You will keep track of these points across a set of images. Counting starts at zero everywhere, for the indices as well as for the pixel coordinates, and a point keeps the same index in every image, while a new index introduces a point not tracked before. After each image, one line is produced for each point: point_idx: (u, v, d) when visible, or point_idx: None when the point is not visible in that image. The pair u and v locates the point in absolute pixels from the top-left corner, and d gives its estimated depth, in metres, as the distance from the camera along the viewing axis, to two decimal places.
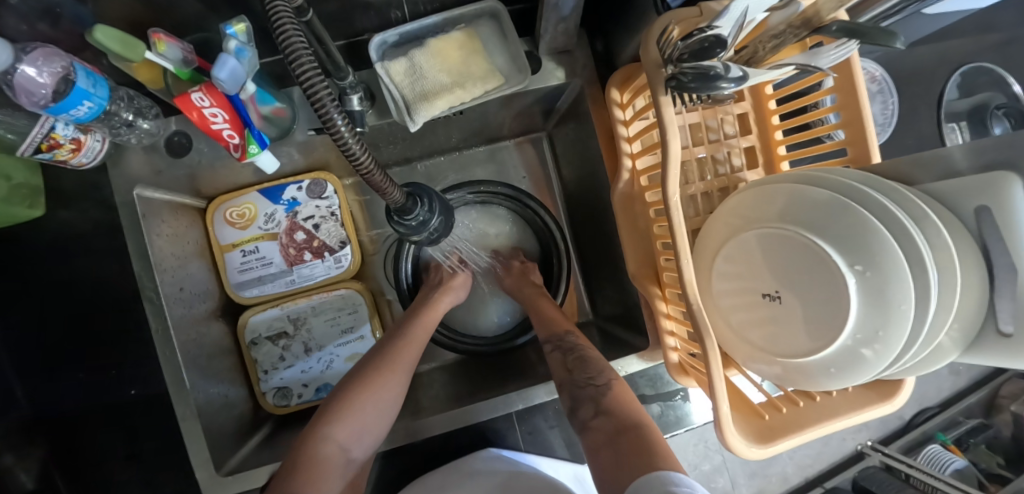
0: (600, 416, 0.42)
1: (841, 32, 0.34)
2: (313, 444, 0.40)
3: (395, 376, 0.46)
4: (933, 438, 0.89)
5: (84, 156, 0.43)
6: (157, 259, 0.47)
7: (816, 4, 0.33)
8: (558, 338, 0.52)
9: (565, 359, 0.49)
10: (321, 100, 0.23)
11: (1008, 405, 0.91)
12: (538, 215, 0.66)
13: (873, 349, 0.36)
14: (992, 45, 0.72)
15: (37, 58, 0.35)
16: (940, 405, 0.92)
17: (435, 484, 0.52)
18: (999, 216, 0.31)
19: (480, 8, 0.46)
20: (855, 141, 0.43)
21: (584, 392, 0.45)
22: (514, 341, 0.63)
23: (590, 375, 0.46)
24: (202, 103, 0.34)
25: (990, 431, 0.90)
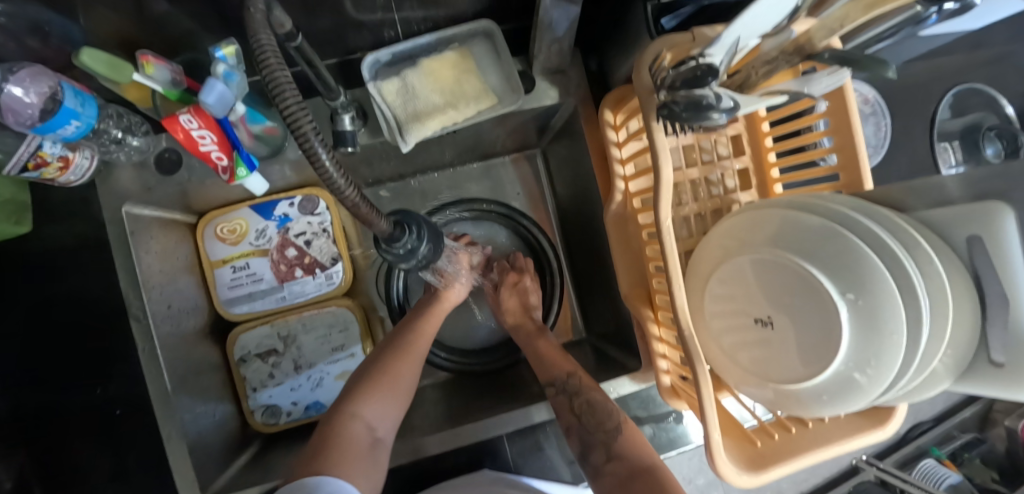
0: (612, 461, 0.43)
1: (833, 60, 0.34)
2: (341, 424, 0.42)
3: (414, 361, 0.50)
4: (927, 452, 0.89)
5: (72, 174, 0.42)
6: (144, 276, 0.47)
7: (809, 31, 0.33)
8: (562, 381, 0.49)
9: (569, 403, 0.47)
10: (304, 132, 0.23)
11: (1002, 420, 0.91)
12: (531, 234, 0.67)
13: (865, 377, 0.36)
14: (985, 65, 0.72)
15: (24, 78, 0.35)
16: (935, 420, 0.92)
17: None
18: (990, 246, 0.31)
19: (474, 27, 0.46)
20: (847, 166, 0.43)
21: (594, 437, 0.45)
22: (510, 361, 0.63)
23: (598, 419, 0.46)
24: (191, 124, 0.33)
25: (984, 446, 0.90)
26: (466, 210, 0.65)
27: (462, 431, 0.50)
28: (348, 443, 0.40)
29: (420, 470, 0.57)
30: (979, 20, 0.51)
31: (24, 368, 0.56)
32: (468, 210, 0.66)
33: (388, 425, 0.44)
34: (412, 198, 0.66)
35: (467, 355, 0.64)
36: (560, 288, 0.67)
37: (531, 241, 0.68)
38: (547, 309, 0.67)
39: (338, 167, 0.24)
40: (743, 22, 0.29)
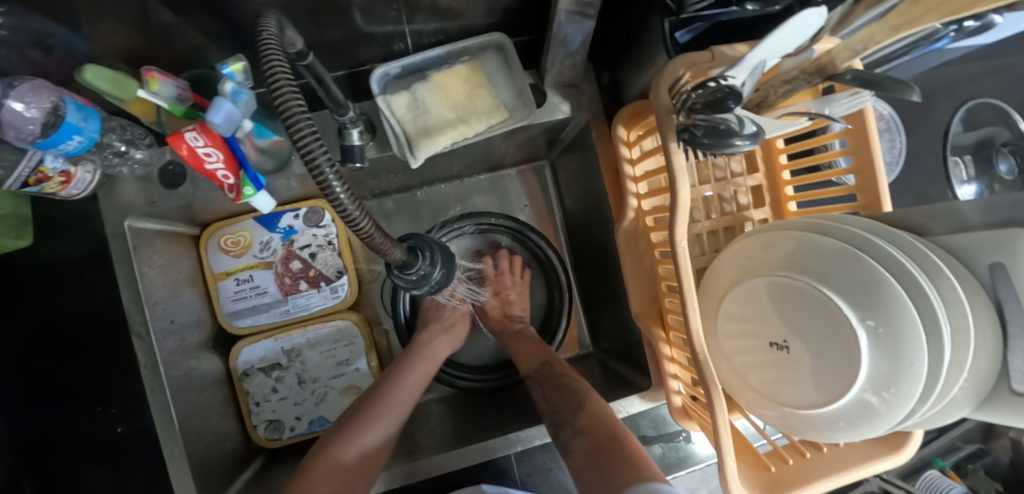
0: (578, 437, 0.44)
1: (855, 81, 0.33)
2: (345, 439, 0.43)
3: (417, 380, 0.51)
4: (931, 463, 0.89)
5: (74, 188, 0.41)
6: (147, 292, 0.46)
7: (831, 51, 0.33)
8: (536, 370, 0.54)
9: (541, 391, 0.51)
10: (318, 164, 0.22)
11: (1006, 431, 0.91)
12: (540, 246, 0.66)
13: (885, 406, 0.35)
14: (999, 77, 0.71)
15: (25, 93, 0.33)
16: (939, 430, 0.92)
17: None
18: (1014, 274, 0.31)
19: (486, 40, 0.45)
20: (864, 187, 0.42)
21: (562, 416, 0.47)
22: (502, 381, 0.62)
23: (568, 401, 0.48)
24: (196, 142, 0.32)
25: (988, 457, 0.90)
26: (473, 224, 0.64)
27: (466, 452, 0.49)
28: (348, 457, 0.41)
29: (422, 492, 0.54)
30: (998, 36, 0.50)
31: (24, 380, 0.55)
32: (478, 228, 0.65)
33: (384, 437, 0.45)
34: (418, 211, 0.65)
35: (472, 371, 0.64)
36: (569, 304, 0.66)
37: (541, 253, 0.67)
38: (553, 326, 0.66)
39: (348, 194, 0.23)
40: (768, 46, 0.28)
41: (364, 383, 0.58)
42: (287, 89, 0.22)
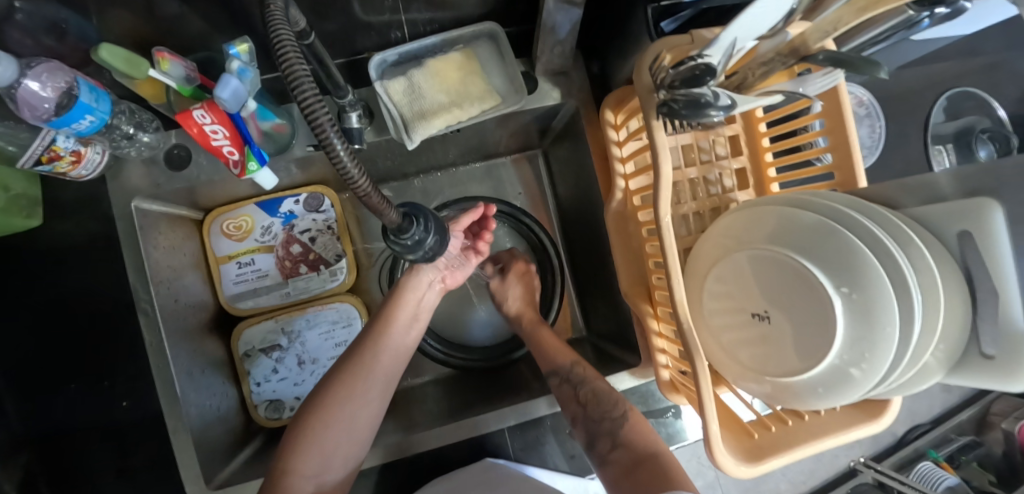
0: (617, 449, 0.44)
1: (828, 61, 0.35)
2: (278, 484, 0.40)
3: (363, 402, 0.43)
4: (925, 455, 0.90)
5: (84, 168, 0.43)
6: (153, 271, 0.48)
7: (804, 33, 0.34)
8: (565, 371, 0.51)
9: (575, 391, 0.49)
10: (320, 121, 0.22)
11: (999, 423, 0.93)
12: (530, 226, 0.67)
13: (860, 370, 0.36)
14: (980, 68, 0.73)
15: (41, 72, 0.35)
16: (932, 423, 0.94)
17: None
18: (979, 239, 0.33)
19: (478, 29, 0.48)
20: (841, 164, 0.43)
21: (600, 425, 0.46)
22: (489, 360, 0.64)
23: (604, 408, 0.47)
24: (204, 119, 0.34)
25: (982, 449, 0.92)
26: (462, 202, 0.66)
27: (463, 425, 0.51)
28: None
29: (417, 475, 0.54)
30: (967, 22, 0.53)
31: (31, 362, 0.56)
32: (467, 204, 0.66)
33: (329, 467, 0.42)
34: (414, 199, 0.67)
35: (466, 350, 0.65)
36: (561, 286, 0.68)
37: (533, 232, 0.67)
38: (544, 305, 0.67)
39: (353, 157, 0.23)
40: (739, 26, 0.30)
41: None
42: (293, 59, 0.21)
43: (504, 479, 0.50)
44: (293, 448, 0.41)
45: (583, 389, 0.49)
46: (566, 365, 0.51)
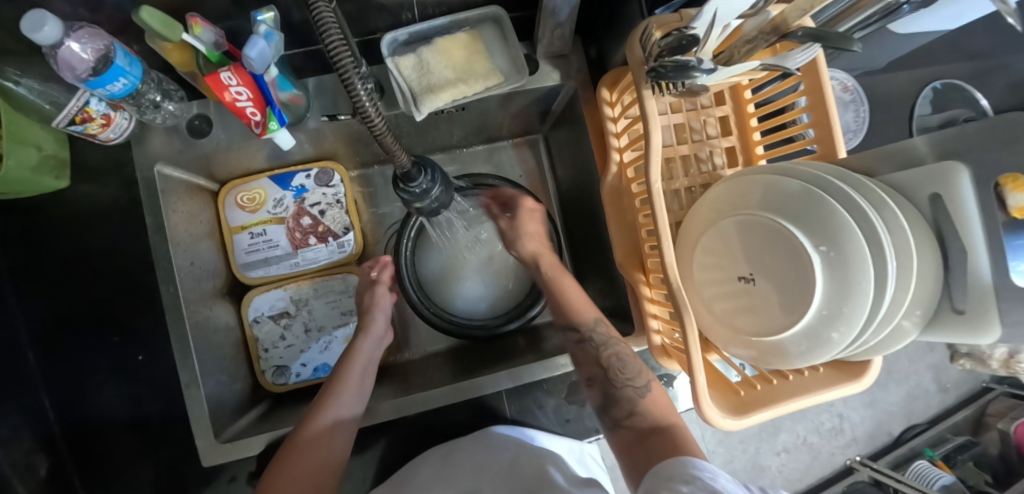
0: (633, 417, 0.45)
1: (807, 37, 0.36)
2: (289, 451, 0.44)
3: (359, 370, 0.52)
4: (922, 453, 0.99)
5: (112, 132, 0.46)
6: (172, 233, 0.51)
7: (784, 12, 0.37)
8: (587, 328, 0.51)
9: (597, 354, 0.50)
10: (345, 68, 0.21)
11: (994, 423, 1.00)
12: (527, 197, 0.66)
13: (840, 325, 0.39)
14: (970, 62, 0.76)
15: (82, 36, 0.38)
16: (929, 423, 1.01)
17: (430, 474, 0.49)
18: (950, 202, 0.36)
19: (484, 13, 0.51)
20: (822, 138, 0.46)
21: (621, 392, 0.47)
22: (487, 331, 0.65)
23: (627, 375, 0.48)
24: (230, 82, 0.38)
25: (977, 448, 1.01)
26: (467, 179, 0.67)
27: (462, 387, 0.53)
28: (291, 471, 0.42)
29: (417, 436, 0.56)
30: (945, 16, 0.56)
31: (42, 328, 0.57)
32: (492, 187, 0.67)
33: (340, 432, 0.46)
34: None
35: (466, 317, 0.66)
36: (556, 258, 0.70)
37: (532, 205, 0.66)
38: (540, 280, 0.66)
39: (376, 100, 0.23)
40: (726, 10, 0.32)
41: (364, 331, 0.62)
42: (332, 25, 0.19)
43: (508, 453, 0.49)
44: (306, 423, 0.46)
45: (606, 350, 0.49)
46: (588, 327, 0.52)
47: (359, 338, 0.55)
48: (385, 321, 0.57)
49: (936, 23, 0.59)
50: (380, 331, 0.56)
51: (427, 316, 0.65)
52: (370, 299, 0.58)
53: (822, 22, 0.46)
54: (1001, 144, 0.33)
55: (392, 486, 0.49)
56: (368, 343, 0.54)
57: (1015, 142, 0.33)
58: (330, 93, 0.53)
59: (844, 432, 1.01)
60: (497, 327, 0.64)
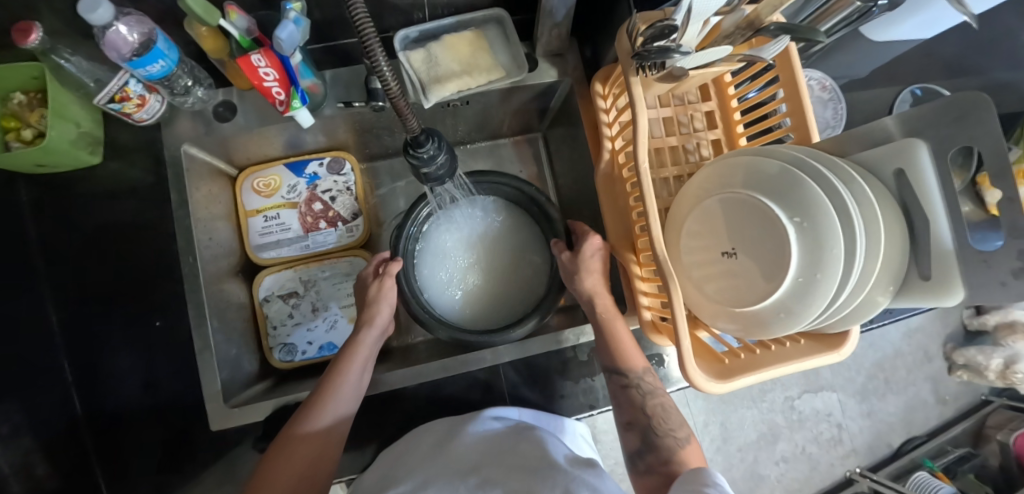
0: (667, 465, 0.47)
1: (778, 31, 0.40)
2: (286, 439, 0.44)
3: (360, 364, 0.50)
4: (922, 465, 1.04)
5: (145, 112, 0.51)
6: (194, 208, 0.55)
7: (758, 9, 0.41)
8: (637, 377, 0.52)
9: (643, 402, 0.51)
10: (370, 46, 0.23)
11: (993, 435, 1.06)
12: (544, 206, 0.65)
13: (814, 290, 0.41)
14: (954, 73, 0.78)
15: (131, 20, 0.42)
16: (929, 435, 1.10)
17: (434, 437, 0.50)
18: (912, 174, 0.40)
19: (488, 14, 0.56)
20: (798, 127, 0.51)
21: (661, 440, 0.49)
22: (484, 339, 0.57)
23: (669, 425, 0.50)
24: (260, 63, 0.42)
25: (977, 460, 1.06)
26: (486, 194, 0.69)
27: (456, 361, 0.57)
28: (283, 455, 0.43)
29: (415, 411, 0.58)
30: (915, 23, 0.62)
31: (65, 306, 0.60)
32: (555, 230, 0.64)
33: (336, 421, 0.46)
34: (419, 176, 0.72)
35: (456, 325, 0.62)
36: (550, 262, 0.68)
37: (546, 213, 0.65)
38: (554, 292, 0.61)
39: (392, 71, 0.25)
40: (700, 5, 0.35)
41: None
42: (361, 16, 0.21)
43: (515, 427, 0.50)
44: (309, 406, 0.46)
45: (652, 401, 0.51)
46: (638, 375, 0.52)
47: (360, 330, 0.53)
48: (391, 312, 0.55)
49: (908, 29, 0.63)
50: (385, 322, 0.54)
51: (423, 319, 0.59)
52: (375, 290, 0.54)
53: (806, 21, 0.50)
54: (953, 121, 0.37)
55: (393, 453, 0.51)
56: (371, 336, 0.52)
57: (964, 118, 0.35)
58: (343, 84, 0.58)
59: (844, 443, 1.10)
60: (511, 331, 0.57)
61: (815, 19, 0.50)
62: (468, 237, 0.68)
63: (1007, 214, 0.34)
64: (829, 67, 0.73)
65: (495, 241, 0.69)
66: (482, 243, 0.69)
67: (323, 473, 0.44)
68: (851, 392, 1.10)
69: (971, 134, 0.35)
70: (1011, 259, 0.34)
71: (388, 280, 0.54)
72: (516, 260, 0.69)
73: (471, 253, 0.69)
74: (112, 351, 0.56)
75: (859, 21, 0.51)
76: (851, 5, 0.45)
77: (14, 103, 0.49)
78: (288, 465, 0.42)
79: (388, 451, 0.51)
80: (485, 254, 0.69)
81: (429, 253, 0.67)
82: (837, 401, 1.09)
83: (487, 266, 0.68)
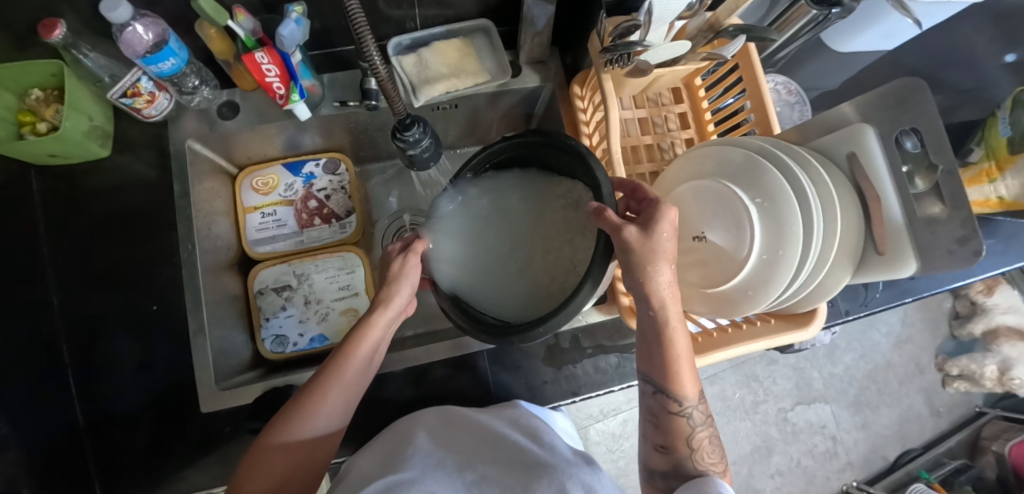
0: (672, 474, 0.45)
1: (737, 32, 0.45)
2: (274, 440, 0.40)
3: (365, 358, 0.45)
4: (918, 476, 1.15)
5: (154, 108, 0.56)
6: (195, 199, 0.59)
7: (718, 13, 0.45)
8: (690, 405, 0.45)
9: (691, 431, 0.45)
10: (360, 29, 0.31)
11: (988, 447, 1.21)
12: (584, 158, 0.43)
13: (777, 267, 0.44)
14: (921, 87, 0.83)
15: (146, 23, 0.47)
16: (924, 447, 1.21)
17: (429, 422, 0.49)
18: (862, 156, 0.44)
19: (475, 24, 0.61)
20: (761, 121, 0.55)
21: (695, 471, 0.44)
22: (530, 331, 0.39)
23: (709, 458, 0.45)
24: (263, 60, 0.47)
25: (973, 471, 1.19)
26: (505, 158, 0.54)
27: (455, 345, 0.60)
28: (272, 454, 0.40)
29: (401, 399, 0.59)
30: (876, 34, 0.67)
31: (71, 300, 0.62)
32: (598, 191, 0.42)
33: (332, 422, 0.43)
34: (410, 177, 0.76)
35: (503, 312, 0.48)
36: (619, 225, 0.38)
37: (587, 169, 0.44)
38: (600, 268, 0.39)
39: (379, 58, 0.33)
40: (661, 5, 0.40)
41: (360, 306, 0.66)
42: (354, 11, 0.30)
43: (508, 416, 0.50)
44: (302, 403, 0.42)
45: (699, 432, 0.45)
46: (693, 403, 0.45)
47: (375, 311, 0.46)
48: (409, 294, 0.49)
49: (871, 40, 0.69)
50: (402, 303, 0.48)
51: (461, 321, 0.47)
52: (398, 268, 0.48)
53: (773, 28, 0.55)
54: (896, 105, 0.42)
55: (381, 441, 0.49)
56: (387, 319, 0.46)
57: (905, 102, 0.41)
58: (340, 87, 0.62)
59: (840, 455, 1.20)
60: (538, 327, 0.39)
61: (780, 25, 0.54)
62: (486, 220, 0.54)
63: (948, 187, 0.38)
64: (801, 78, 0.78)
65: (528, 212, 0.53)
66: (510, 212, 0.54)
67: (315, 467, 0.43)
68: (844, 404, 1.21)
69: (909, 116, 0.40)
70: (955, 228, 0.38)
71: (413, 257, 0.48)
72: (554, 233, 0.51)
73: (495, 235, 0.54)
74: (106, 334, 0.57)
75: (815, 29, 0.56)
76: (806, 13, 0.50)
77: (33, 98, 0.53)
78: (277, 466, 0.40)
79: (382, 440, 0.49)
80: (514, 224, 0.53)
81: (450, 232, 0.55)
82: (830, 413, 1.20)
83: (516, 239, 0.53)
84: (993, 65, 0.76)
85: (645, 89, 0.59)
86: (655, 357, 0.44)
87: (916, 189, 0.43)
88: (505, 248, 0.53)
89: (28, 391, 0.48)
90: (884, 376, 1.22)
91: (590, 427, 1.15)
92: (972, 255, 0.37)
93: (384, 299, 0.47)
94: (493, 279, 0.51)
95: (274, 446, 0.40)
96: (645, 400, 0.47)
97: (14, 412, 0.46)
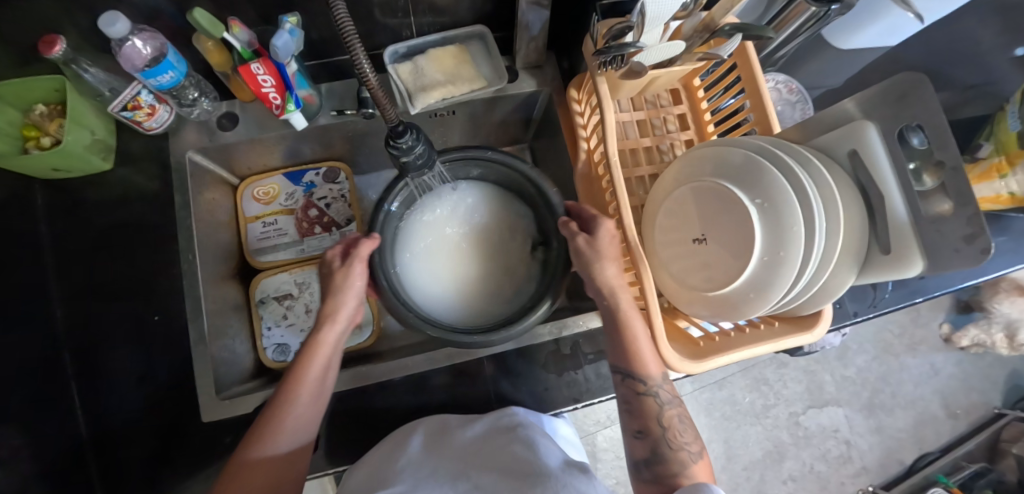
0: (659, 467, 0.44)
1: (733, 30, 0.44)
2: (242, 466, 0.40)
3: (316, 371, 0.45)
4: (936, 481, 1.11)
5: (154, 121, 0.56)
6: (195, 209, 0.60)
7: (712, 12, 0.45)
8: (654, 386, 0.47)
9: (659, 411, 0.47)
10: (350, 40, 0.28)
11: (1008, 449, 1.15)
12: (540, 183, 0.58)
13: (778, 269, 0.43)
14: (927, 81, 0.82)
15: (145, 37, 0.48)
16: (942, 450, 1.18)
17: (432, 427, 0.50)
18: (864, 154, 0.43)
19: (471, 31, 0.61)
20: (760, 121, 0.54)
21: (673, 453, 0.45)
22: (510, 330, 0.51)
23: (681, 438, 0.46)
24: (259, 71, 0.49)
25: (993, 474, 1.14)
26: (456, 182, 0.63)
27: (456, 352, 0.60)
28: (245, 477, 0.39)
29: (401, 407, 0.59)
30: (873, 31, 0.67)
31: None
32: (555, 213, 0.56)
33: (296, 440, 0.43)
34: None
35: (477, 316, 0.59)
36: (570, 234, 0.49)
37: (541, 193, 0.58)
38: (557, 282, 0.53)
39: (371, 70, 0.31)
40: (654, 7, 0.39)
41: None
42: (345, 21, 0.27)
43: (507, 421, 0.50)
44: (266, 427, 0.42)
45: (668, 410, 0.47)
46: (658, 386, 0.47)
47: (322, 327, 0.48)
48: (356, 304, 0.50)
49: (870, 36, 0.69)
50: (351, 313, 0.49)
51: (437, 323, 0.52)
52: (341, 280, 0.48)
53: (771, 27, 0.55)
54: (898, 100, 0.41)
55: (381, 449, 0.48)
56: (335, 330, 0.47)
57: (905, 96, 0.40)
58: (337, 96, 0.63)
59: (854, 460, 1.18)
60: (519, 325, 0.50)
61: (779, 24, 0.54)
62: (442, 235, 0.63)
63: (952, 181, 0.37)
64: (802, 77, 0.77)
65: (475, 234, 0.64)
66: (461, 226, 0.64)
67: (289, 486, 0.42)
68: (856, 406, 1.18)
69: (912, 111, 0.39)
70: (961, 225, 0.36)
71: (357, 266, 0.48)
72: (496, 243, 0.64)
73: (453, 248, 0.63)
74: (108, 345, 0.57)
75: (814, 27, 0.55)
76: (804, 12, 0.50)
77: (37, 114, 0.54)
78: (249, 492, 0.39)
79: (380, 448, 0.49)
80: (465, 238, 0.63)
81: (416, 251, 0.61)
82: (843, 417, 1.17)
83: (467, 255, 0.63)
84: (999, 59, 0.75)
85: (642, 91, 0.58)
86: (617, 344, 0.47)
87: (924, 186, 0.40)
88: (463, 261, 0.62)
89: (32, 402, 0.49)
90: (896, 378, 1.19)
91: (596, 433, 1.14)
92: (981, 252, 0.35)
93: (327, 313, 0.48)
94: (461, 290, 0.61)
95: (237, 473, 0.39)
96: (619, 389, 0.49)
97: (16, 424, 0.46)
